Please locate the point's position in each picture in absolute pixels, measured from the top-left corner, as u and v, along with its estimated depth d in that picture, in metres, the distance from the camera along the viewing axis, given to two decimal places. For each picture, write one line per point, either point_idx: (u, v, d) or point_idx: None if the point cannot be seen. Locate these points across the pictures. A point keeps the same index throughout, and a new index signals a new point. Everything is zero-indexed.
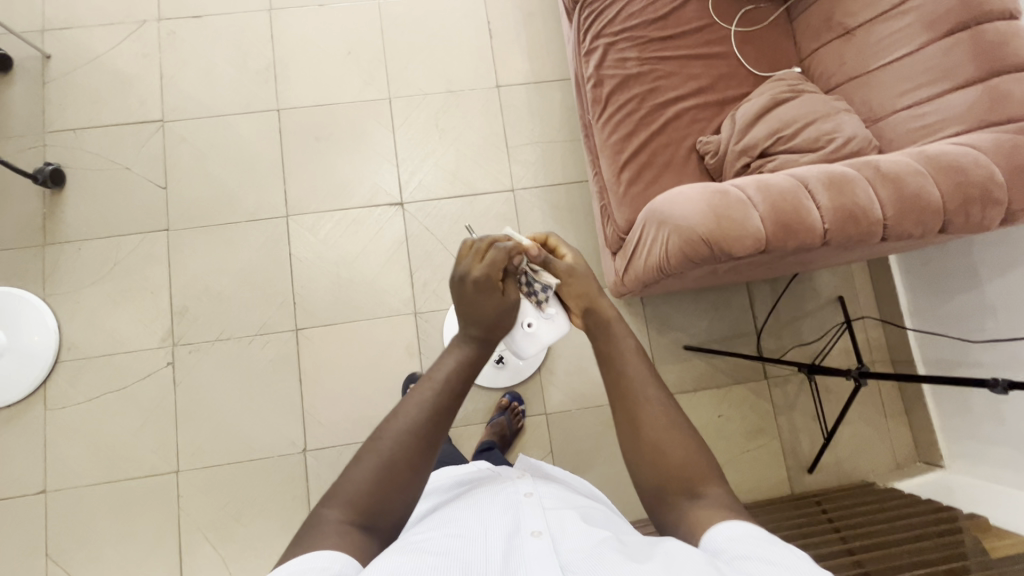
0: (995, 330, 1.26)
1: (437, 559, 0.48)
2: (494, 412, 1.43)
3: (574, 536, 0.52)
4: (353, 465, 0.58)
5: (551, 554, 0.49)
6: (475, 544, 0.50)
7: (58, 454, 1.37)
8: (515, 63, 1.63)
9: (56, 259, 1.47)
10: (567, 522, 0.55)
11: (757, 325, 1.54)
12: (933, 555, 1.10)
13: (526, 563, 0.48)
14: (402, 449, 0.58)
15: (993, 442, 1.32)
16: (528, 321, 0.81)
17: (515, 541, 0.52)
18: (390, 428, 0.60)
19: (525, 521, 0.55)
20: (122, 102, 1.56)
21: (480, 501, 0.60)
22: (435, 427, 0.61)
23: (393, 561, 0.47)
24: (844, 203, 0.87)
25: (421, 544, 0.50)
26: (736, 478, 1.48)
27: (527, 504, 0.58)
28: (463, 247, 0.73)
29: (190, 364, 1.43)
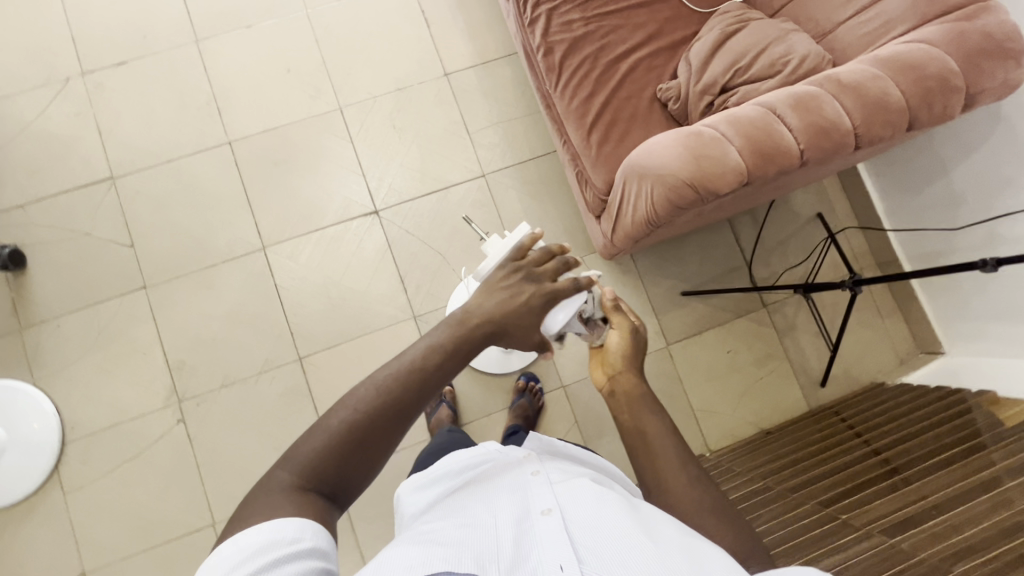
0: (970, 213, 1.30)
1: (447, 550, 0.46)
2: (513, 395, 1.45)
3: (586, 511, 0.50)
4: (314, 429, 0.55)
5: (562, 532, 0.47)
6: (484, 532, 0.49)
7: (88, 534, 1.34)
8: (459, 47, 1.60)
9: (37, 341, 1.42)
10: (577, 495, 0.53)
11: (746, 257, 1.57)
12: (948, 442, 1.13)
13: (538, 546, 0.47)
14: (369, 419, 0.55)
15: (987, 319, 1.38)
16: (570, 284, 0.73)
17: (526, 524, 0.50)
18: (358, 393, 0.56)
19: (535, 502, 0.53)
20: (66, 166, 1.49)
21: (489, 484, 0.58)
22: (407, 403, 0.57)
23: (401, 554, 0.46)
24: (814, 120, 0.89)
25: (431, 534, 0.49)
26: (755, 406, 1.53)
27: (535, 484, 0.56)
28: (529, 235, 0.70)
29: (200, 415, 1.41)
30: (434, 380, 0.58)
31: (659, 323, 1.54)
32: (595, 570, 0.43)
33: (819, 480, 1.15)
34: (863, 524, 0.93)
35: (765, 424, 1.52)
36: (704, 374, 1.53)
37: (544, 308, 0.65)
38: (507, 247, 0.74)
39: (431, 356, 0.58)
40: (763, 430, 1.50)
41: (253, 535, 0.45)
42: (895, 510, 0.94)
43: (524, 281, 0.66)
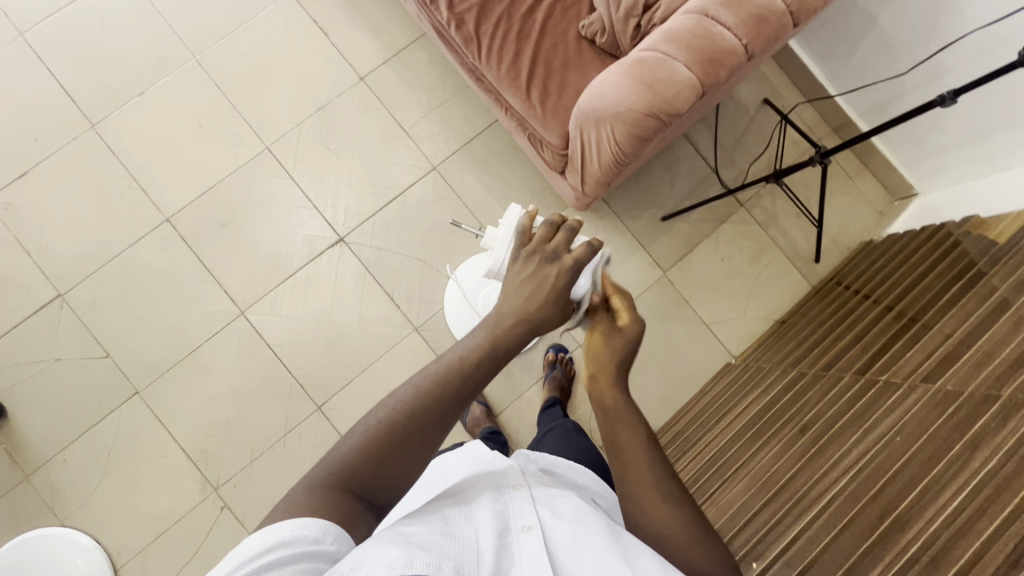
0: (909, 54, 1.31)
1: (429, 554, 0.44)
2: (545, 369, 1.45)
3: (566, 529, 0.52)
4: (354, 428, 0.53)
5: (545, 550, 0.49)
6: (465, 544, 0.48)
7: None
8: (364, 46, 1.52)
9: (49, 482, 1.35)
10: (557, 511, 0.54)
11: (711, 164, 1.57)
12: (947, 279, 1.16)
13: (520, 564, 0.48)
14: (412, 425, 0.52)
15: (951, 150, 1.42)
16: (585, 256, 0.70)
17: (507, 539, 0.50)
18: (401, 395, 0.54)
19: (515, 517, 0.53)
20: (7, 299, 1.40)
21: (469, 488, 0.58)
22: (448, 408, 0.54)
23: (381, 552, 0.43)
24: (749, 12, 0.87)
25: (408, 534, 0.47)
26: (763, 301, 1.56)
27: (517, 501, 0.56)
28: (525, 216, 0.66)
29: (242, 495, 1.38)
30: (471, 383, 0.56)
31: (650, 254, 1.55)
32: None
33: (837, 359, 1.19)
34: (904, 379, 0.96)
35: (777, 315, 1.56)
36: (708, 288, 1.55)
37: (572, 283, 0.62)
38: (507, 238, 0.72)
39: (465, 361, 0.56)
40: (777, 321, 1.54)
41: (275, 529, 0.44)
42: (925, 359, 0.97)
43: (543, 263, 0.63)
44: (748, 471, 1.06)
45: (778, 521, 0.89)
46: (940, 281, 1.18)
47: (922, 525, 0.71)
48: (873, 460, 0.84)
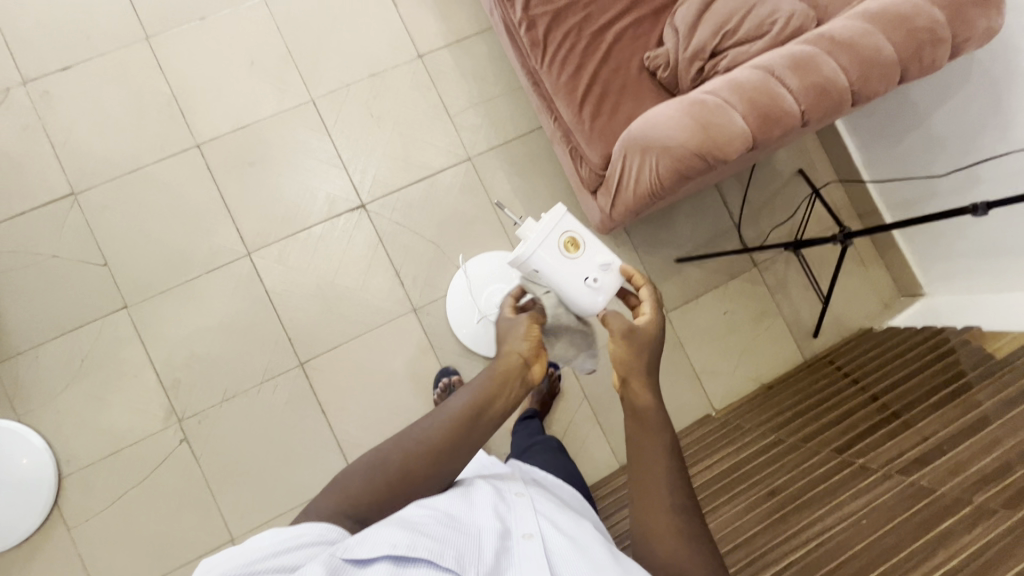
0: (948, 159, 1.35)
1: (431, 543, 0.53)
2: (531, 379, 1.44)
3: (563, 541, 0.57)
4: (405, 433, 0.63)
5: (540, 558, 0.54)
6: (466, 536, 0.55)
7: (100, 566, 1.31)
8: (430, 26, 1.54)
9: (16, 374, 1.33)
10: (557, 525, 0.60)
11: (734, 219, 1.60)
12: (937, 381, 1.18)
13: (515, 563, 0.54)
14: (466, 433, 0.63)
15: (966, 259, 1.46)
16: (590, 276, 0.77)
17: (507, 540, 0.57)
18: (457, 411, 0.64)
19: (518, 520, 0.59)
20: (20, 185, 1.38)
21: (480, 488, 0.65)
22: (491, 425, 0.65)
23: (386, 532, 0.52)
24: (813, 80, 0.89)
25: (416, 523, 0.55)
26: (754, 362, 1.58)
27: (519, 502, 0.63)
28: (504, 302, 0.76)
29: (204, 433, 1.37)
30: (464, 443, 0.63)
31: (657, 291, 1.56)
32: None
33: (817, 433, 1.20)
34: (880, 466, 0.97)
35: (765, 379, 1.58)
36: (704, 338, 1.57)
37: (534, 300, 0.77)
38: (544, 237, 0.76)
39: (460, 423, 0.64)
40: (764, 385, 1.56)
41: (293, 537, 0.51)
42: (903, 453, 0.99)
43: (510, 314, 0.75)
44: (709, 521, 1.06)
45: None
46: (930, 382, 1.20)
47: None
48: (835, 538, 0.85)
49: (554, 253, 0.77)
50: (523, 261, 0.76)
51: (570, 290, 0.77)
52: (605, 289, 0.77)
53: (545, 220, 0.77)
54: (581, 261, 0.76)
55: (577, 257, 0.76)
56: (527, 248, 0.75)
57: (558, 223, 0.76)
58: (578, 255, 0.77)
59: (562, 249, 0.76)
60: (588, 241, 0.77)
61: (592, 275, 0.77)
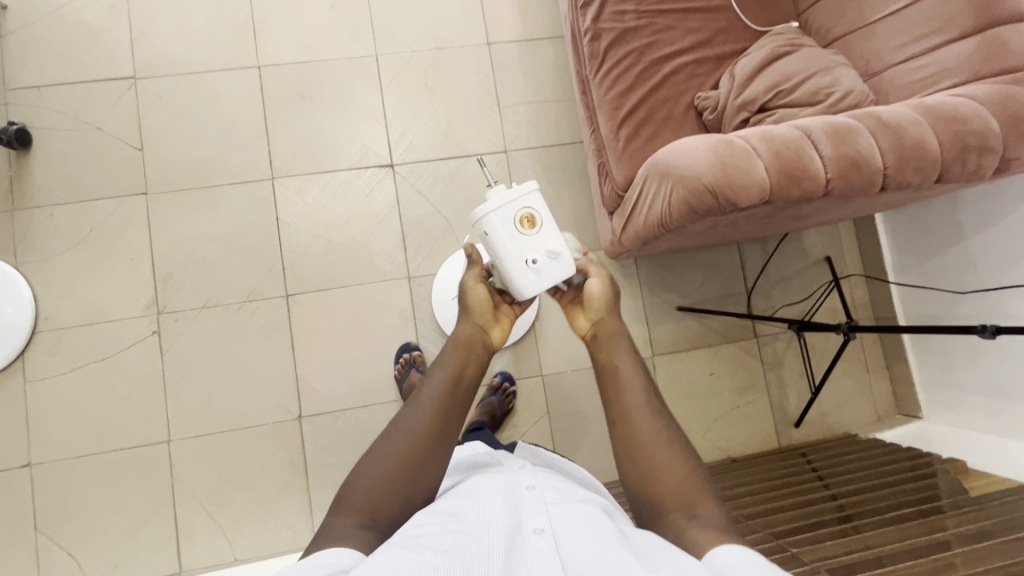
0: (978, 283, 1.30)
1: (436, 556, 0.54)
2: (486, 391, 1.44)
3: (572, 531, 0.59)
4: (397, 421, 0.71)
5: (553, 553, 0.55)
6: (473, 543, 0.56)
7: (43, 427, 1.34)
8: (506, 19, 1.58)
9: (27, 225, 1.39)
10: (566, 517, 0.62)
11: (747, 285, 1.56)
12: (903, 499, 1.13)
13: (527, 562, 0.55)
14: (450, 398, 0.73)
15: (971, 392, 1.39)
16: (532, 258, 0.78)
17: (519, 539, 0.59)
18: (437, 381, 0.74)
19: (528, 519, 0.61)
20: (90, 56, 1.46)
21: (489, 488, 0.68)
22: (470, 385, 0.76)
23: (392, 556, 0.54)
24: (847, 152, 0.88)
25: (420, 540, 0.57)
26: (726, 432, 1.53)
27: (528, 498, 0.66)
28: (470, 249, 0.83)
29: (177, 332, 1.40)
30: (447, 406, 0.72)
31: (649, 331, 1.54)
32: None
33: (763, 513, 1.15)
34: (810, 561, 0.94)
35: (733, 453, 1.53)
36: (683, 392, 1.53)
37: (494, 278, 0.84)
38: (507, 204, 0.77)
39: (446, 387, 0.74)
40: (729, 458, 1.51)
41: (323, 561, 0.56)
42: (838, 554, 0.95)
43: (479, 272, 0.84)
44: None
45: None
46: (895, 497, 1.15)
47: None
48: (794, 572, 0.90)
49: (508, 224, 0.78)
50: (477, 220, 0.79)
51: (508, 265, 0.78)
52: (542, 275, 0.78)
53: (515, 190, 0.78)
54: (532, 240, 0.78)
55: (529, 235, 0.78)
56: (483, 209, 0.78)
57: (524, 197, 0.78)
58: (532, 234, 0.78)
59: (518, 223, 0.78)
60: (550, 224, 0.80)
61: (536, 256, 0.78)
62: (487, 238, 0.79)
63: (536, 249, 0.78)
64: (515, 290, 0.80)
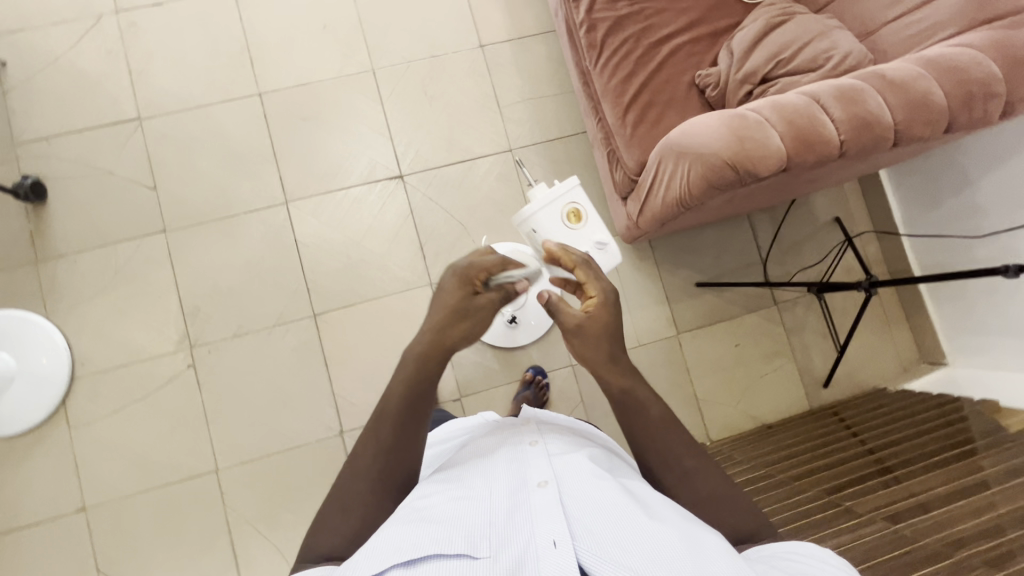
0: (988, 227, 1.32)
1: (439, 527, 0.55)
2: (519, 386, 1.46)
3: (576, 486, 0.59)
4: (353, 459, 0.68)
5: (557, 505, 0.55)
6: (476, 510, 0.57)
7: (91, 470, 1.36)
8: (496, 19, 1.60)
9: (52, 275, 1.41)
10: (569, 471, 0.61)
11: (762, 254, 1.59)
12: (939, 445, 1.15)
13: (530, 516, 0.55)
14: (396, 433, 0.68)
15: (993, 334, 1.42)
16: (583, 250, 0.88)
17: (523, 494, 0.58)
18: (387, 413, 0.69)
19: (532, 474, 0.61)
20: (94, 102, 1.48)
21: (495, 454, 0.68)
22: (422, 410, 0.70)
23: (396, 537, 0.55)
24: (858, 113, 0.90)
25: (424, 514, 0.58)
26: (758, 400, 1.56)
27: (531, 455, 0.65)
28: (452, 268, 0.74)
29: (211, 363, 1.42)
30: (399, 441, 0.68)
31: (671, 310, 1.56)
32: (585, 546, 0.51)
33: (804, 474, 1.18)
34: (865, 511, 0.97)
35: (766, 420, 1.55)
36: (710, 366, 1.55)
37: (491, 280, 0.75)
38: (552, 204, 0.85)
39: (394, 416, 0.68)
40: (764, 424, 1.53)
41: None
42: (889, 503, 0.98)
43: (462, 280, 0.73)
44: None
45: None
46: (932, 444, 1.17)
47: None
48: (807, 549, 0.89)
49: (556, 223, 0.86)
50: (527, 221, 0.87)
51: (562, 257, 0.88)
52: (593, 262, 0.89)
53: (556, 189, 0.86)
54: (581, 234, 0.87)
55: (577, 230, 0.87)
56: (530, 208, 0.86)
57: (565, 195, 0.85)
58: (579, 229, 0.87)
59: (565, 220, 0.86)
60: (593, 214, 0.87)
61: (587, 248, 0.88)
62: (537, 234, 0.88)
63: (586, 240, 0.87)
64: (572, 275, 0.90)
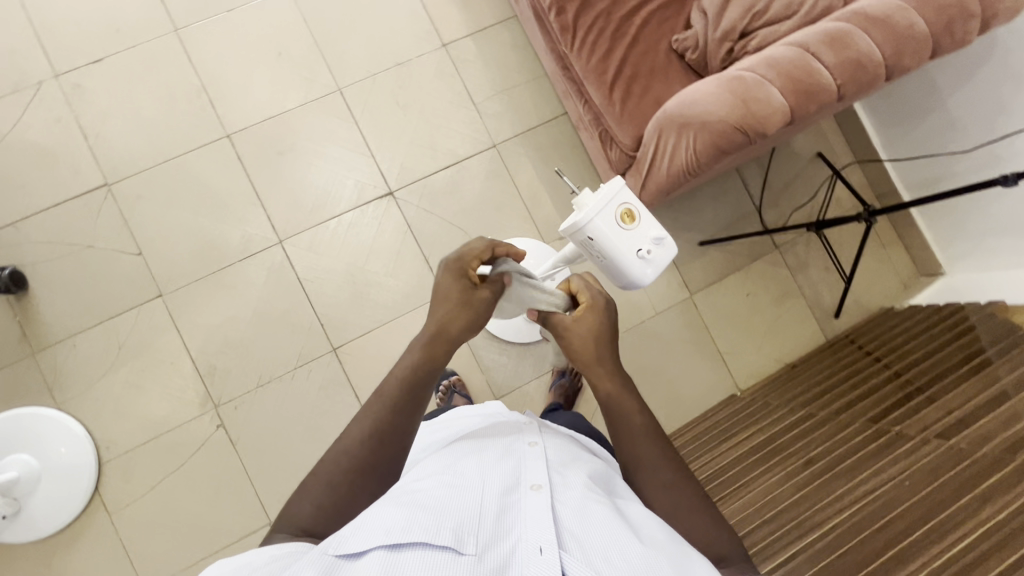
0: (966, 140, 1.37)
1: (429, 516, 0.51)
2: (552, 376, 1.47)
3: (570, 492, 0.56)
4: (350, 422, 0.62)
5: (549, 508, 0.52)
6: (466, 505, 0.53)
7: (140, 552, 1.32)
8: (453, 15, 1.56)
9: (54, 364, 1.35)
10: (566, 477, 0.59)
11: (755, 202, 1.62)
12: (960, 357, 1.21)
13: (520, 521, 0.52)
14: (396, 406, 0.63)
15: (985, 237, 1.48)
16: (643, 249, 0.81)
17: (516, 496, 0.55)
18: (388, 386, 0.64)
19: (527, 475, 0.58)
20: (56, 176, 1.40)
21: (491, 450, 0.65)
22: (428, 378, 0.66)
23: (382, 518, 0.51)
24: (849, 56, 0.91)
25: (415, 500, 0.54)
26: (777, 343, 1.60)
27: (529, 456, 0.62)
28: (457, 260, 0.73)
29: (239, 418, 1.39)
30: (406, 413, 0.63)
31: (680, 273, 1.59)
32: (572, 554, 0.48)
33: (842, 409, 1.22)
34: (916, 433, 1.01)
35: (788, 360, 1.60)
36: (727, 319, 1.59)
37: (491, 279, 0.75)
38: (604, 205, 0.79)
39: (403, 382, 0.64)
40: (788, 365, 1.58)
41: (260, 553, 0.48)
42: (933, 421, 1.03)
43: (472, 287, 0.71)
44: (747, 492, 1.10)
45: (778, 536, 0.94)
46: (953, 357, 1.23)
47: (916, 565, 0.76)
48: (822, 511, 0.94)
49: (611, 224, 0.80)
50: (581, 228, 0.81)
51: (623, 261, 0.82)
52: (655, 260, 0.82)
53: (604, 190, 0.80)
54: (637, 231, 0.81)
55: (631, 228, 0.81)
56: (586, 214, 0.79)
57: (615, 195, 0.80)
58: (635, 227, 0.81)
59: (619, 220, 0.80)
60: (644, 211, 0.82)
61: (647, 246, 0.81)
62: (593, 242, 0.82)
63: (644, 237, 0.81)
64: (635, 281, 0.84)
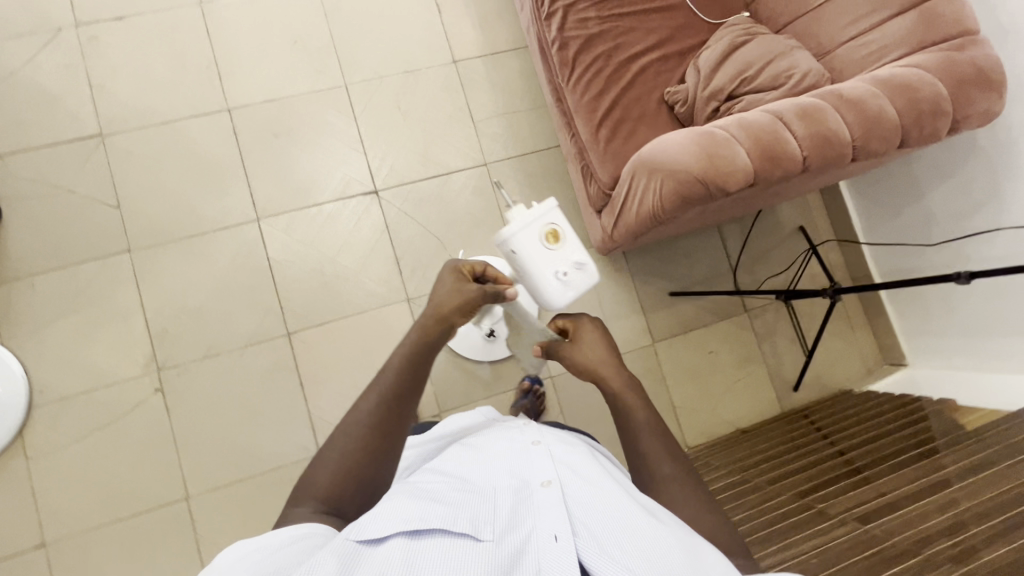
0: (942, 234, 1.40)
1: (444, 508, 0.55)
2: (518, 395, 1.44)
3: (582, 484, 0.58)
4: (352, 408, 0.67)
5: (561, 504, 0.54)
6: (481, 501, 0.57)
7: (50, 503, 1.29)
8: (468, 36, 1.61)
9: (8, 299, 1.35)
10: (574, 469, 0.60)
11: (731, 262, 1.64)
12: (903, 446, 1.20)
13: (531, 514, 0.54)
14: (399, 387, 0.68)
15: (949, 334, 1.49)
16: (563, 271, 0.83)
17: (526, 492, 0.58)
18: (386, 374, 0.68)
19: (535, 471, 0.60)
20: (52, 118, 1.43)
21: (494, 448, 0.67)
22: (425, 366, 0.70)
23: (401, 509, 0.55)
24: (819, 130, 0.94)
25: (431, 494, 0.58)
26: (732, 405, 1.59)
27: (535, 452, 0.64)
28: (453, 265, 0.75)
29: (180, 385, 1.37)
30: (399, 399, 0.67)
31: (647, 320, 1.59)
32: (586, 543, 0.51)
33: (779, 479, 1.21)
34: (838, 512, 1.00)
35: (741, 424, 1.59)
36: (685, 373, 1.58)
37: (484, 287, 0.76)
38: (531, 222, 0.80)
39: (395, 371, 0.69)
40: (739, 430, 1.56)
41: (283, 532, 0.56)
42: (860, 502, 1.01)
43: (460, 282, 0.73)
44: None
45: None
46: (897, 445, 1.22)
47: None
48: None
49: (535, 241, 0.81)
50: (507, 241, 0.81)
51: (540, 280, 0.83)
52: (572, 283, 0.84)
53: (535, 208, 0.81)
54: (560, 253, 0.82)
55: (555, 250, 0.82)
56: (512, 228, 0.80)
57: (545, 215, 0.81)
58: (558, 248, 0.82)
59: (543, 239, 0.81)
60: (570, 234, 0.83)
61: (567, 268, 0.83)
62: (516, 255, 0.82)
63: (567, 260, 0.83)
64: (551, 302, 0.85)
